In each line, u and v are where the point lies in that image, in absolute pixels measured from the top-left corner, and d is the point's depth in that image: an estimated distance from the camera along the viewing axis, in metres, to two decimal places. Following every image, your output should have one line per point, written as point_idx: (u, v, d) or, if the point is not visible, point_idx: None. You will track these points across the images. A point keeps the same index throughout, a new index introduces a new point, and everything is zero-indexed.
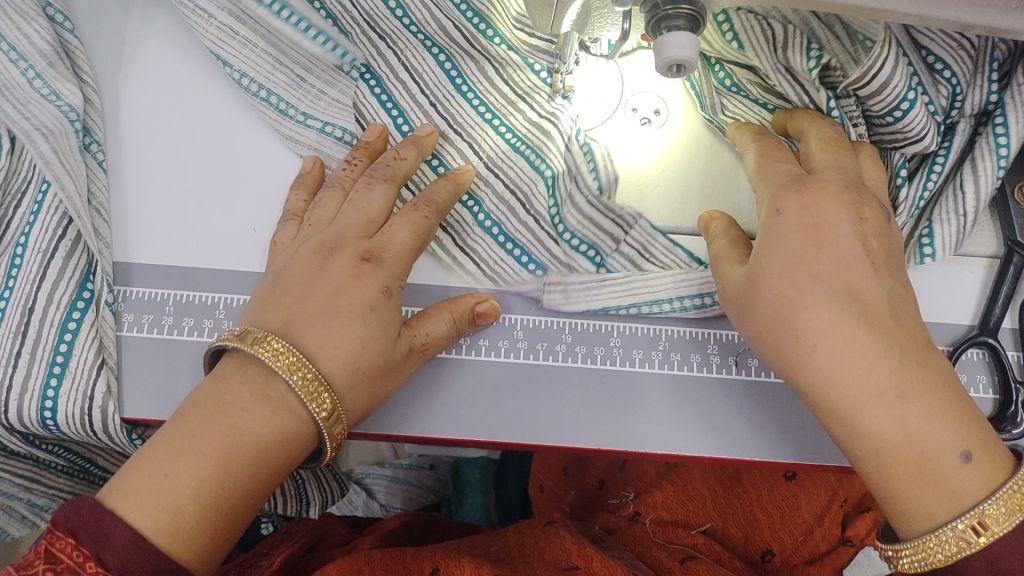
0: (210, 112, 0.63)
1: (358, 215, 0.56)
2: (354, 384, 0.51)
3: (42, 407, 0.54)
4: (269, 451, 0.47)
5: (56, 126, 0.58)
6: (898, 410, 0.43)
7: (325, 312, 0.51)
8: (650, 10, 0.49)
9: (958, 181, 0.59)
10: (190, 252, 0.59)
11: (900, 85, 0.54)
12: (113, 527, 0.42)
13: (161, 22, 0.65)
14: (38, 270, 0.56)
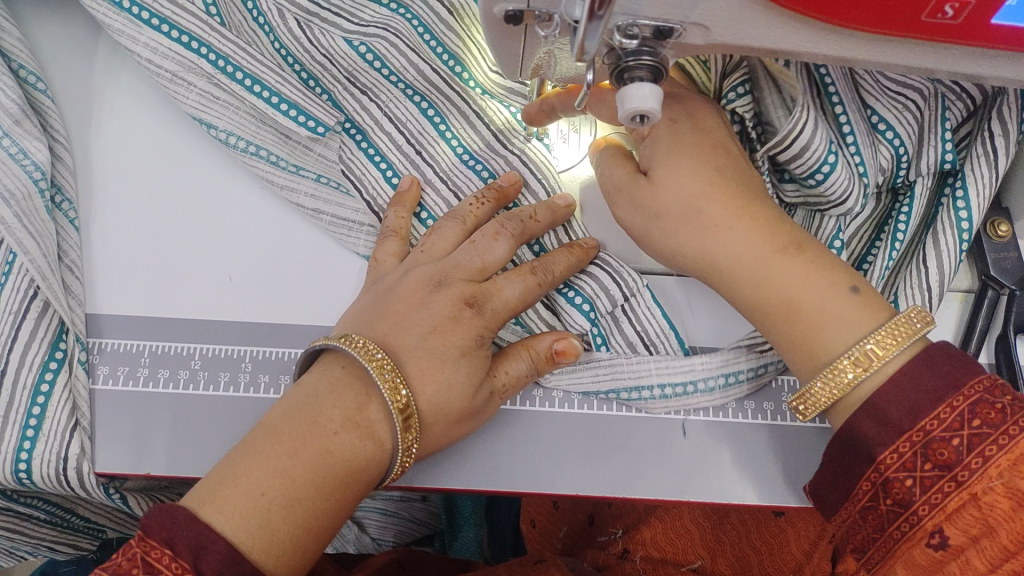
0: (186, 160, 0.64)
1: (476, 260, 0.57)
2: (436, 422, 0.53)
3: (17, 465, 0.55)
4: (351, 475, 0.50)
5: (18, 187, 0.58)
6: (793, 264, 0.51)
7: (424, 348, 0.53)
8: (614, 61, 0.48)
9: (920, 256, 0.62)
10: (164, 303, 0.60)
11: (820, 148, 0.56)
12: (211, 541, 0.44)
13: (130, 74, 0.66)
14: (11, 330, 0.57)
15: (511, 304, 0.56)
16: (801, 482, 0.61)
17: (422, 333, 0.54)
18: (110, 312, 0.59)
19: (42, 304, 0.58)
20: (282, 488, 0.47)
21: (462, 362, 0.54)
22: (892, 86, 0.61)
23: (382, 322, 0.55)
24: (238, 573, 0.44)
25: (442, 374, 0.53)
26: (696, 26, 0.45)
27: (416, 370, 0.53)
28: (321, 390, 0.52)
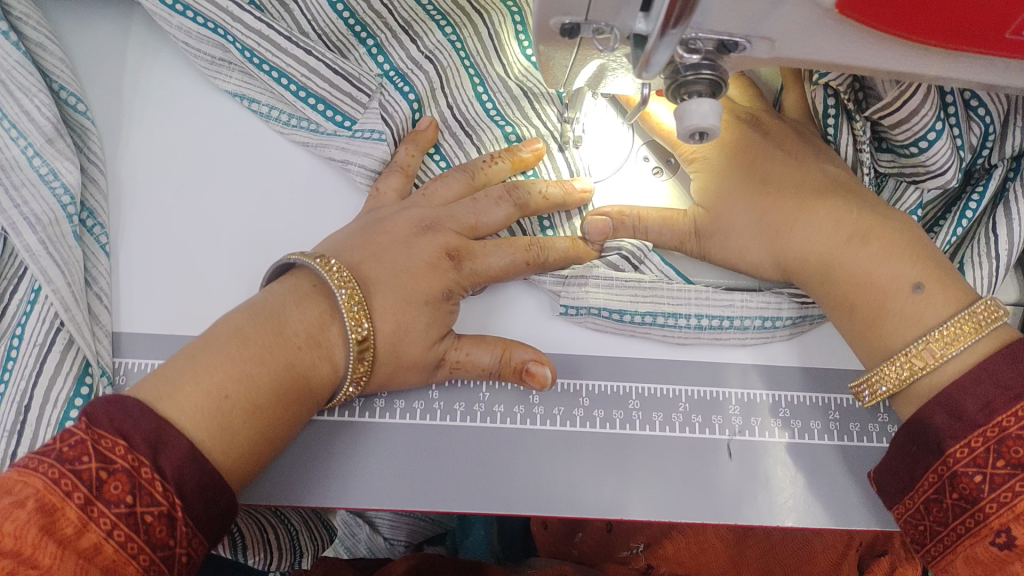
0: (218, 171, 0.61)
1: (473, 219, 0.57)
2: (389, 363, 0.53)
3: None
4: (301, 398, 0.50)
5: (47, 213, 0.56)
6: (861, 253, 0.53)
7: (394, 287, 0.53)
8: (671, 75, 0.45)
9: (990, 226, 0.61)
10: (194, 324, 0.57)
11: (929, 115, 0.53)
12: (173, 439, 0.44)
13: (160, 81, 0.63)
14: (36, 363, 0.54)
15: (491, 270, 0.57)
16: (847, 504, 0.59)
17: (395, 270, 0.54)
18: (139, 330, 0.57)
19: (66, 342, 0.54)
20: (239, 391, 0.47)
21: (427, 311, 0.54)
22: None
23: (360, 249, 0.55)
24: (196, 470, 0.44)
25: (404, 318, 0.53)
26: (762, 39, 0.43)
27: (386, 305, 0.53)
28: (289, 301, 0.52)
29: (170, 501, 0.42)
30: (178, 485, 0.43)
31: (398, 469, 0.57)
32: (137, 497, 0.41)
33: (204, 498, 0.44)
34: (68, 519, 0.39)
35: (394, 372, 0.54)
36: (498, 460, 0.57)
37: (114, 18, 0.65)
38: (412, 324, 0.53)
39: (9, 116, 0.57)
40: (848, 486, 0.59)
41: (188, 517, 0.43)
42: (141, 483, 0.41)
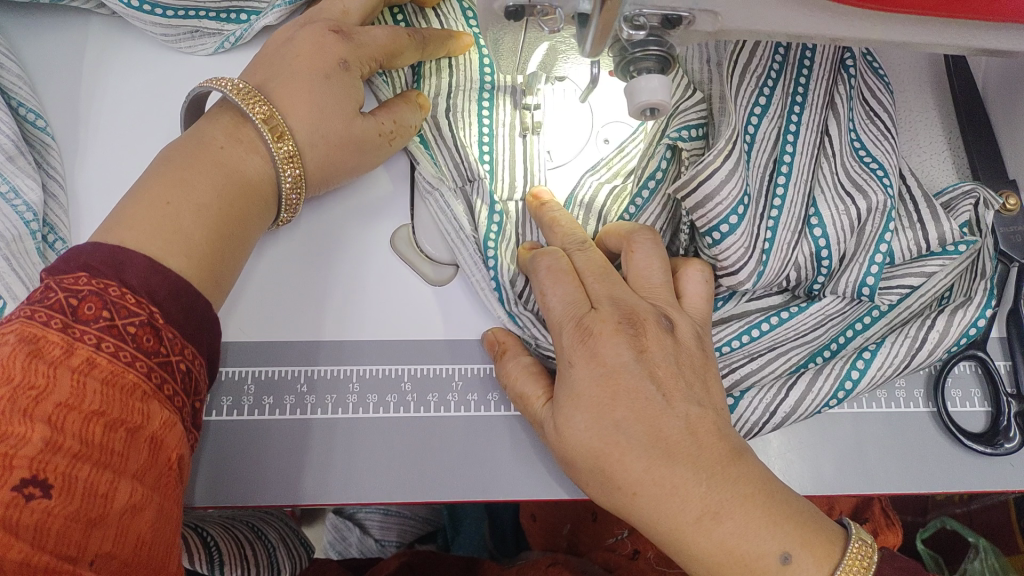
0: None
1: (338, 6, 0.60)
2: (314, 146, 0.55)
3: None
4: (244, 204, 0.52)
5: (9, 232, 0.55)
6: (716, 535, 0.45)
7: (292, 74, 0.56)
8: (619, 52, 0.46)
9: (791, 380, 0.60)
10: None
11: (724, 201, 0.54)
12: (127, 257, 0.45)
13: (116, 89, 0.63)
14: None
15: (380, 41, 0.59)
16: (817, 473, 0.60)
17: (290, 59, 0.57)
18: None
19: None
20: (188, 183, 0.50)
21: (327, 83, 0.56)
22: (849, 185, 0.59)
23: (269, 65, 0.57)
24: (161, 279, 0.46)
25: (309, 103, 0.55)
26: (706, 12, 0.44)
27: (290, 103, 0.55)
28: (216, 136, 0.54)
29: (148, 310, 0.44)
30: (149, 294, 0.45)
31: (376, 461, 0.57)
32: (113, 312, 0.43)
33: (179, 304, 0.46)
34: (52, 343, 0.41)
35: (344, 154, 0.57)
36: (473, 447, 0.58)
37: (62, 31, 0.65)
38: (321, 125, 0.55)
39: None
40: (816, 445, 0.61)
41: (169, 326, 0.45)
42: (113, 299, 0.43)
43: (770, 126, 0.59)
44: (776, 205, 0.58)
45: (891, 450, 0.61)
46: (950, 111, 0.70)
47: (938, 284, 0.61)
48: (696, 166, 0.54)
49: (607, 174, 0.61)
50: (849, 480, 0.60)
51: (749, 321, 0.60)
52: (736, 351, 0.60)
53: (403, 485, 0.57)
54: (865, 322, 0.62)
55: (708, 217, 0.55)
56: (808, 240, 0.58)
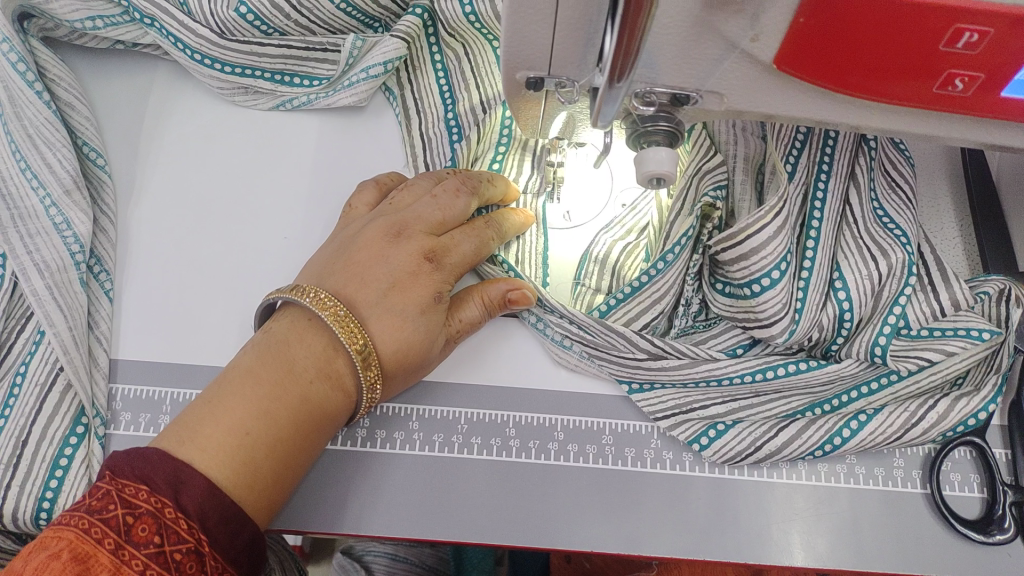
0: (222, 214, 0.65)
1: (438, 215, 0.60)
2: (399, 368, 0.56)
3: (38, 508, 0.55)
4: (323, 419, 0.54)
5: (55, 261, 0.59)
6: None
7: (384, 305, 0.56)
8: (632, 125, 0.50)
9: (784, 425, 0.62)
10: (188, 350, 0.61)
11: (767, 256, 0.58)
12: (189, 476, 0.47)
13: (172, 129, 0.68)
14: (37, 399, 0.57)
15: (467, 256, 0.60)
16: (814, 545, 0.60)
17: (384, 289, 0.57)
18: (134, 359, 0.60)
19: (64, 384, 0.57)
20: (255, 433, 0.50)
21: (421, 319, 0.57)
22: (872, 249, 0.62)
23: (353, 276, 0.57)
24: (216, 504, 0.47)
25: (401, 328, 0.56)
26: (712, 94, 0.48)
27: (376, 323, 0.56)
28: (285, 330, 0.56)
29: (196, 538, 0.46)
30: (200, 519, 0.46)
31: (379, 495, 0.60)
32: (164, 537, 0.44)
33: (227, 530, 0.48)
34: (100, 564, 0.42)
35: (421, 369, 0.58)
36: (473, 490, 0.60)
37: (131, 72, 0.71)
38: (405, 329, 0.56)
39: (33, 166, 0.62)
40: (816, 519, 0.61)
41: (214, 552, 0.47)
42: (167, 523, 0.45)
43: (796, 189, 0.63)
44: (807, 269, 0.61)
45: (887, 528, 0.61)
46: (964, 198, 0.71)
47: (954, 367, 0.62)
48: (747, 221, 0.58)
49: (627, 231, 0.66)
50: (845, 555, 0.60)
51: (767, 363, 0.62)
52: (743, 385, 0.62)
53: (402, 520, 0.59)
54: (870, 386, 0.63)
55: (750, 269, 0.59)
56: (832, 304, 0.61)
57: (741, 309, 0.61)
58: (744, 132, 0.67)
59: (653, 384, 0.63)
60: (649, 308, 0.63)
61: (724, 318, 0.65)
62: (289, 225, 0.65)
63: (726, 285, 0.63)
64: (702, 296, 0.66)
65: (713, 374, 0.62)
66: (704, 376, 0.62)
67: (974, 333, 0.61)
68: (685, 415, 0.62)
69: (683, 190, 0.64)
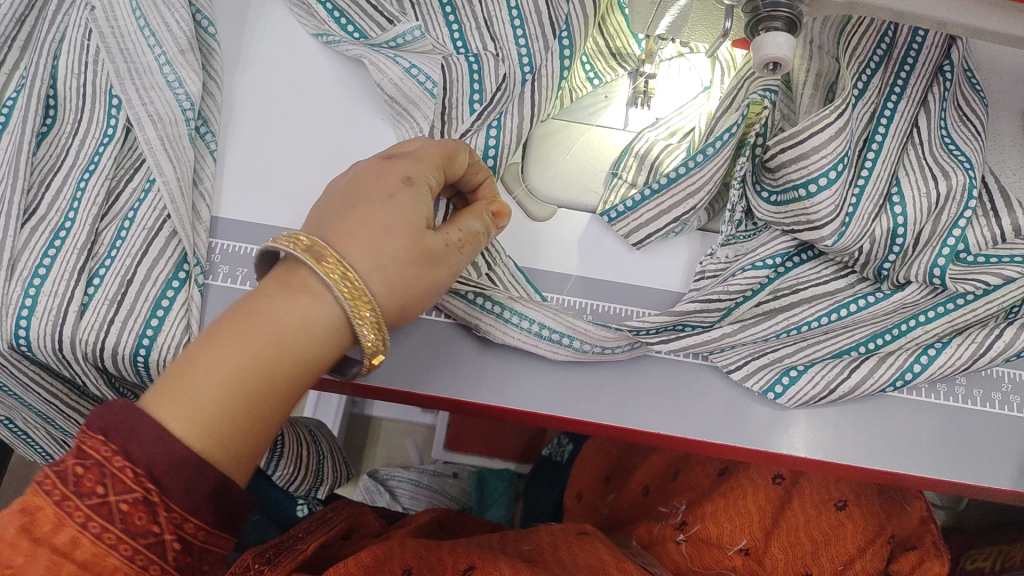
0: (318, 90, 0.67)
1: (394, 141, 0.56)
2: (382, 269, 0.48)
3: (139, 343, 0.57)
4: (289, 354, 0.46)
5: (168, 114, 0.61)
6: None
7: (347, 213, 0.49)
8: (752, 12, 0.52)
9: (853, 360, 0.64)
10: (285, 213, 0.63)
11: (825, 157, 0.60)
12: (139, 423, 0.41)
13: (276, 7, 0.70)
14: (143, 244, 0.59)
15: (432, 153, 0.54)
16: (872, 449, 0.64)
17: (349, 199, 0.50)
18: (233, 216, 0.63)
19: (170, 231, 0.60)
20: (226, 361, 0.44)
21: (399, 211, 0.49)
22: (933, 170, 0.62)
23: (317, 216, 0.51)
24: (166, 453, 0.41)
25: (375, 228, 0.48)
26: None
27: (343, 228, 0.48)
28: (268, 286, 0.47)
29: (144, 487, 0.40)
30: (149, 468, 0.40)
31: (458, 368, 0.63)
32: (164, 526, 0.41)
33: (181, 481, 0.41)
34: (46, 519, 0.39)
35: (420, 263, 0.50)
36: (552, 369, 0.63)
37: None
38: (387, 258, 0.48)
39: (150, 24, 0.63)
40: (876, 427, 0.64)
41: (168, 503, 0.41)
42: (112, 473, 0.40)
43: (865, 107, 0.64)
44: (864, 176, 0.62)
45: (939, 438, 0.65)
46: None
47: (1010, 295, 0.64)
48: (810, 120, 0.59)
49: (689, 139, 0.68)
50: (900, 460, 0.64)
51: (837, 302, 0.65)
52: (818, 329, 0.65)
53: (484, 390, 0.62)
54: (928, 315, 0.65)
55: (809, 169, 0.60)
56: (887, 216, 0.62)
57: (792, 213, 0.63)
58: (820, 49, 0.66)
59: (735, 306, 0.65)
60: (683, 202, 0.65)
61: (770, 225, 0.66)
62: (364, 111, 0.67)
63: (773, 193, 0.64)
64: (745, 205, 0.67)
65: (792, 323, 0.64)
66: (785, 326, 0.64)
67: None
68: (759, 361, 0.64)
69: (734, 91, 0.66)
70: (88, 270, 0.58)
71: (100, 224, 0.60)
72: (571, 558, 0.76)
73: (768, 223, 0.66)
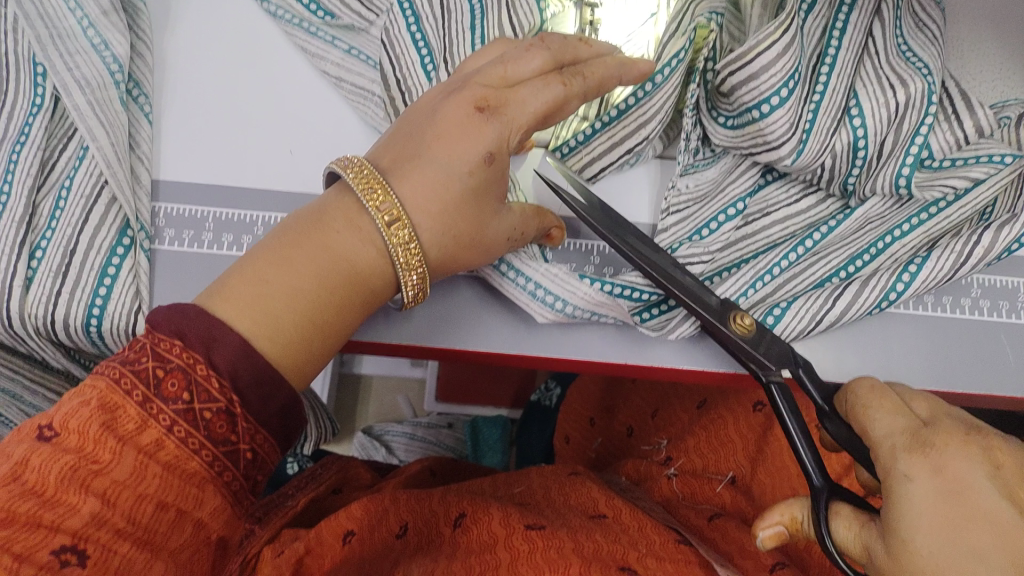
0: (255, 44, 0.65)
1: (502, 67, 0.53)
2: (443, 244, 0.52)
3: (88, 311, 0.56)
4: (338, 288, 0.50)
5: (96, 78, 0.59)
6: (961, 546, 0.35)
7: (433, 163, 0.52)
8: None
9: (834, 291, 0.63)
10: (231, 172, 0.62)
11: (775, 75, 0.58)
12: (221, 333, 0.45)
13: None
14: (82, 213, 0.58)
15: (529, 108, 0.52)
16: (842, 365, 0.64)
17: (431, 139, 0.52)
18: (179, 179, 0.61)
19: (109, 197, 0.58)
20: (291, 288, 0.48)
21: (467, 180, 0.52)
22: (889, 78, 0.61)
23: (406, 140, 0.54)
24: (248, 365, 0.45)
25: (440, 190, 0.51)
26: None
27: (422, 185, 0.51)
28: (343, 207, 0.52)
29: (228, 397, 0.44)
30: (232, 379, 0.44)
31: (421, 314, 0.63)
32: (195, 394, 0.43)
33: (261, 393, 0.45)
34: (129, 416, 0.42)
35: (471, 243, 0.54)
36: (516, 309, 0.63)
37: None
38: (453, 237, 0.53)
39: None
40: (846, 344, 0.65)
41: (247, 414, 0.45)
42: (197, 380, 0.43)
43: (816, 22, 0.61)
44: (819, 91, 0.61)
45: (908, 348, 0.65)
46: None
47: (981, 198, 0.63)
48: (755, 40, 0.57)
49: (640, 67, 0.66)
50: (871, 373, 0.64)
51: (805, 231, 0.65)
52: (788, 262, 0.64)
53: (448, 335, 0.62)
54: (902, 229, 0.64)
55: (760, 89, 0.58)
56: (846, 129, 0.61)
57: (748, 135, 0.62)
58: None
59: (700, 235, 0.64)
60: (635, 132, 0.64)
61: (729, 150, 0.65)
62: (299, 64, 0.65)
63: (729, 117, 0.63)
64: (702, 130, 0.66)
65: (761, 267, 0.63)
66: (758, 271, 0.63)
67: (998, 158, 0.61)
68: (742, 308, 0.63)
69: (678, 15, 0.63)
70: (30, 243, 0.57)
71: (37, 196, 0.58)
72: (562, 498, 0.76)
73: (723, 148, 0.65)
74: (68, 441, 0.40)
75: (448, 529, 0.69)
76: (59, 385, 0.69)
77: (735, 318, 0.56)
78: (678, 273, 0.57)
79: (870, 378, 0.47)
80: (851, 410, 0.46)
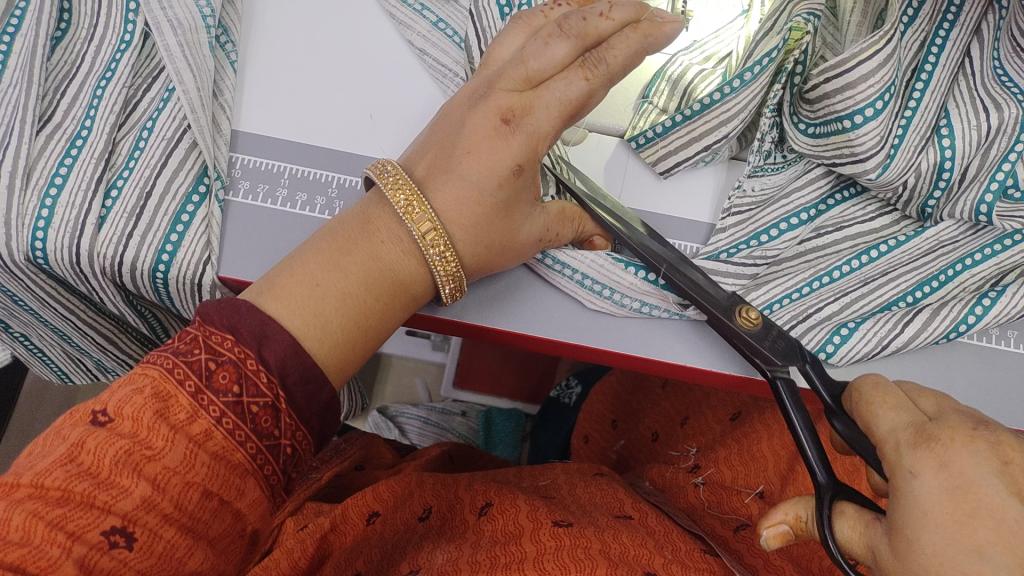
0: (342, 3, 0.64)
1: (522, 68, 0.52)
2: (474, 253, 0.54)
3: (158, 256, 0.56)
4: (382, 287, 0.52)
5: (187, 20, 0.58)
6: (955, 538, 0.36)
7: (459, 176, 0.53)
8: None
9: (904, 316, 0.62)
10: (307, 129, 0.61)
11: (872, 86, 0.57)
12: (273, 330, 0.45)
13: None
14: (162, 155, 0.57)
15: (552, 111, 0.52)
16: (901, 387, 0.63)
17: (461, 151, 0.53)
18: (255, 131, 0.60)
19: (191, 142, 0.58)
20: (337, 286, 0.50)
21: (498, 195, 0.53)
22: (985, 101, 0.60)
23: (437, 150, 0.54)
24: (297, 363, 0.45)
25: (470, 199, 0.53)
26: None
27: (455, 194, 0.53)
28: (377, 214, 0.53)
29: (274, 393, 0.44)
30: (281, 374, 0.44)
31: (483, 294, 0.62)
32: (244, 387, 0.42)
33: (306, 392, 0.46)
34: (180, 406, 0.41)
35: (503, 251, 0.55)
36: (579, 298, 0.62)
37: None
38: (485, 245, 0.54)
39: None
40: (907, 367, 0.64)
41: (290, 410, 0.44)
42: (247, 374, 0.43)
43: (914, 36, 0.60)
44: (911, 107, 0.60)
45: (968, 377, 0.64)
46: None
47: None
48: (859, 47, 0.56)
49: (725, 65, 0.65)
50: None
51: (868, 245, 0.64)
52: (851, 274, 0.63)
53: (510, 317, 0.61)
54: (974, 258, 0.63)
55: (855, 99, 0.57)
56: (934, 149, 0.60)
57: (834, 145, 0.60)
58: None
59: (761, 240, 0.63)
60: (716, 129, 0.63)
61: (806, 157, 0.64)
62: (384, 27, 0.64)
63: (811, 125, 0.61)
64: (780, 133, 0.65)
65: (822, 269, 0.63)
66: (817, 273, 0.63)
67: None
68: (806, 324, 0.62)
69: (774, 14, 0.62)
70: (106, 181, 0.56)
71: (117, 133, 0.58)
72: (588, 494, 0.75)
73: (801, 155, 0.64)
74: (121, 427, 0.40)
75: (472, 517, 0.65)
76: (107, 329, 0.68)
77: (740, 312, 0.57)
78: (696, 278, 0.58)
79: (876, 376, 0.46)
80: (856, 408, 0.46)
